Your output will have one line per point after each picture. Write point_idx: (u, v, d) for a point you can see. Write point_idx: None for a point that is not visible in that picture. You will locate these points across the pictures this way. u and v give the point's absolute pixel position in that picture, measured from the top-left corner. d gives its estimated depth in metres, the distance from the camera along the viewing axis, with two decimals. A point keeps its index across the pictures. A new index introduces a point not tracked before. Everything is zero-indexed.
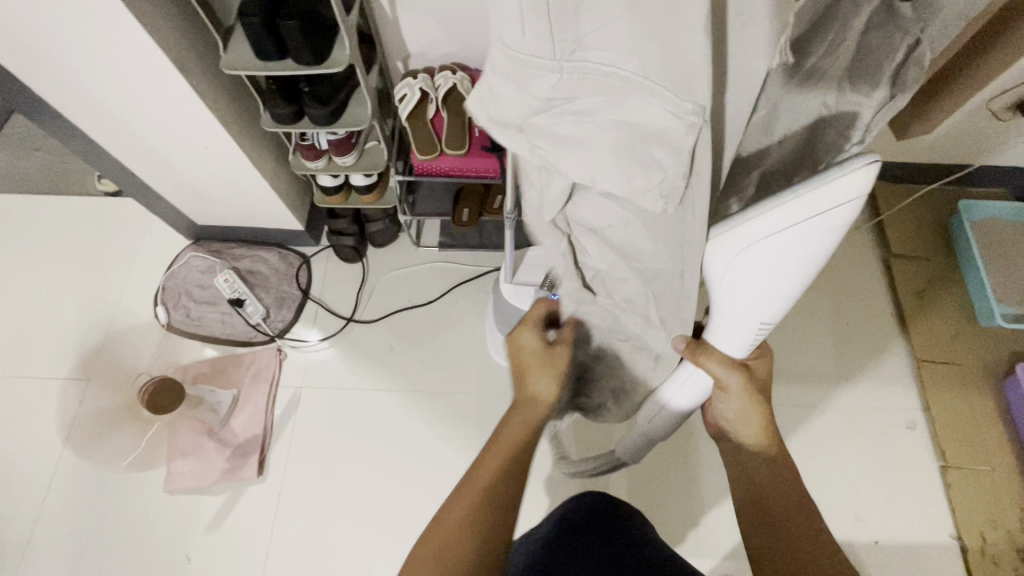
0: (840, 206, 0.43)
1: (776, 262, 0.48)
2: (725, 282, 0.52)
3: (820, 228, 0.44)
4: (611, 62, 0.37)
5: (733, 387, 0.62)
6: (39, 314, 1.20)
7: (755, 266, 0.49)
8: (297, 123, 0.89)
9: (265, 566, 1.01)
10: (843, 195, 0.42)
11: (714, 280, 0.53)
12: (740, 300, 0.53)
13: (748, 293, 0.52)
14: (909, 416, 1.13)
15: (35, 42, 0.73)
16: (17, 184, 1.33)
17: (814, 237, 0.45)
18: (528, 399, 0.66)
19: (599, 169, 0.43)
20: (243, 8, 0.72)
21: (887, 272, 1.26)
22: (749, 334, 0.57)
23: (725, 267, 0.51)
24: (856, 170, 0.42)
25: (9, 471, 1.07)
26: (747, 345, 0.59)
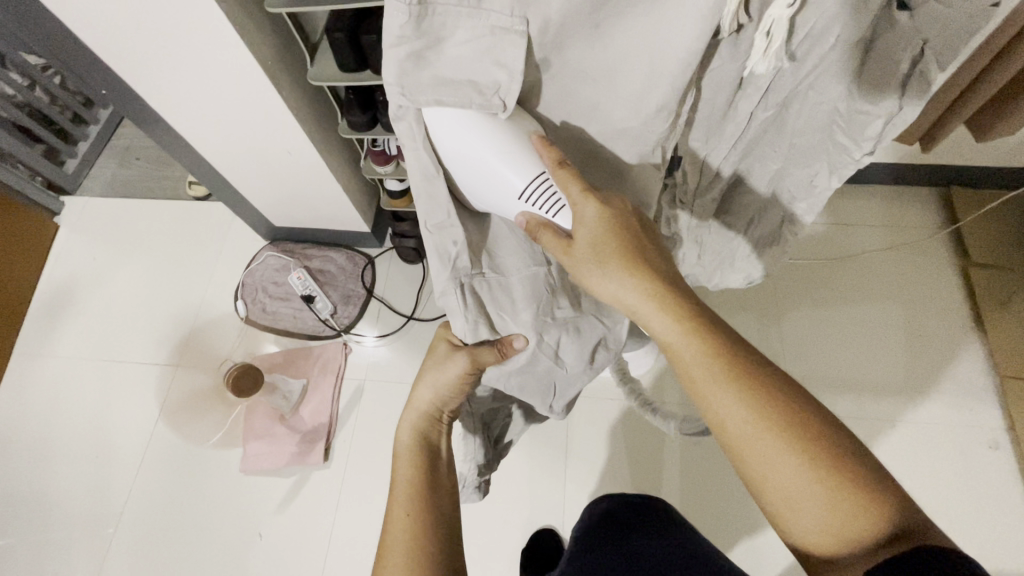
0: (444, 112, 0.49)
1: (479, 146, 0.50)
2: (457, 152, 0.51)
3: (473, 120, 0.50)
4: (456, 2, 0.43)
5: (614, 274, 0.51)
6: (137, 306, 1.33)
7: (456, 165, 0.53)
8: (371, 130, 0.96)
9: (330, 546, 1.07)
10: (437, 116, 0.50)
11: (460, 150, 0.51)
12: (482, 152, 0.51)
13: (473, 148, 0.50)
14: (991, 434, 1.06)
15: (152, 62, 0.83)
16: (121, 189, 1.48)
17: (473, 122, 0.50)
18: (416, 403, 0.70)
19: (449, 83, 0.47)
20: (331, 22, 0.78)
21: (965, 282, 1.19)
22: (514, 152, 0.51)
23: (447, 131, 0.50)
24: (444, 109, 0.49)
25: (110, 444, 1.19)
26: (532, 172, 0.52)
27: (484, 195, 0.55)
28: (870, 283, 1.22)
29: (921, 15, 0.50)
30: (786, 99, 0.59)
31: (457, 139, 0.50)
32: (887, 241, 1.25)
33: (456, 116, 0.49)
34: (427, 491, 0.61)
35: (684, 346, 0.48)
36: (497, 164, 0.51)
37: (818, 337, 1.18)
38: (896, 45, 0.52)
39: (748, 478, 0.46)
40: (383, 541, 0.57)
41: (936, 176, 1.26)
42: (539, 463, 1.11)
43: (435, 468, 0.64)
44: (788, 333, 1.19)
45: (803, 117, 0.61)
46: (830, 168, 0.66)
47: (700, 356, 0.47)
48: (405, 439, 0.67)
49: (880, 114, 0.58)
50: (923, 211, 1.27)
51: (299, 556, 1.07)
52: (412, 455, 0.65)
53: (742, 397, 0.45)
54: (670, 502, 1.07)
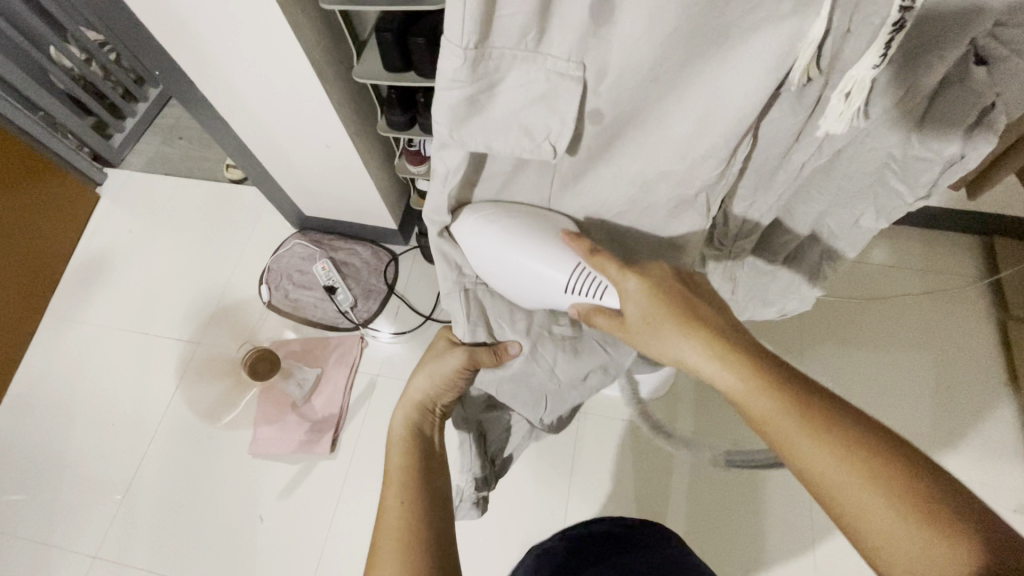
0: (475, 220, 0.61)
1: (518, 254, 0.60)
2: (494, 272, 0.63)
3: (501, 228, 0.60)
4: (512, 45, 0.42)
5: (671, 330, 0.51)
6: (165, 281, 1.36)
7: (495, 268, 0.63)
8: (409, 130, 0.97)
9: (327, 538, 1.07)
10: (469, 224, 0.61)
11: (493, 261, 0.62)
12: (518, 260, 0.61)
13: (506, 264, 0.62)
14: (1018, 499, 1.01)
15: (204, 46, 0.85)
16: (161, 166, 1.53)
17: (500, 232, 0.60)
18: (410, 393, 0.69)
19: (499, 127, 0.48)
20: (381, 23, 0.80)
21: (1003, 337, 1.15)
22: (541, 252, 0.60)
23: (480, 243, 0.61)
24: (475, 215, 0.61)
25: (127, 412, 1.21)
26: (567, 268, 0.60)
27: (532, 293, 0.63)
28: (901, 327, 1.18)
29: (1000, 73, 0.48)
30: (841, 151, 0.57)
31: (488, 240, 0.61)
32: (922, 285, 1.22)
33: (490, 233, 0.60)
34: (420, 482, 0.61)
35: (750, 399, 0.46)
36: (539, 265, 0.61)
37: (843, 377, 1.15)
38: (965, 96, 0.51)
39: (850, 535, 0.42)
40: (377, 529, 0.56)
41: (980, 224, 1.22)
42: (543, 480, 1.10)
43: (426, 458, 0.64)
44: (810, 370, 1.16)
45: (855, 166, 0.59)
46: (877, 212, 0.64)
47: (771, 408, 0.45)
48: (398, 428, 0.66)
49: (939, 161, 0.57)
50: (963, 258, 1.23)
51: (297, 544, 1.07)
52: (404, 446, 0.64)
53: (821, 440, 0.43)
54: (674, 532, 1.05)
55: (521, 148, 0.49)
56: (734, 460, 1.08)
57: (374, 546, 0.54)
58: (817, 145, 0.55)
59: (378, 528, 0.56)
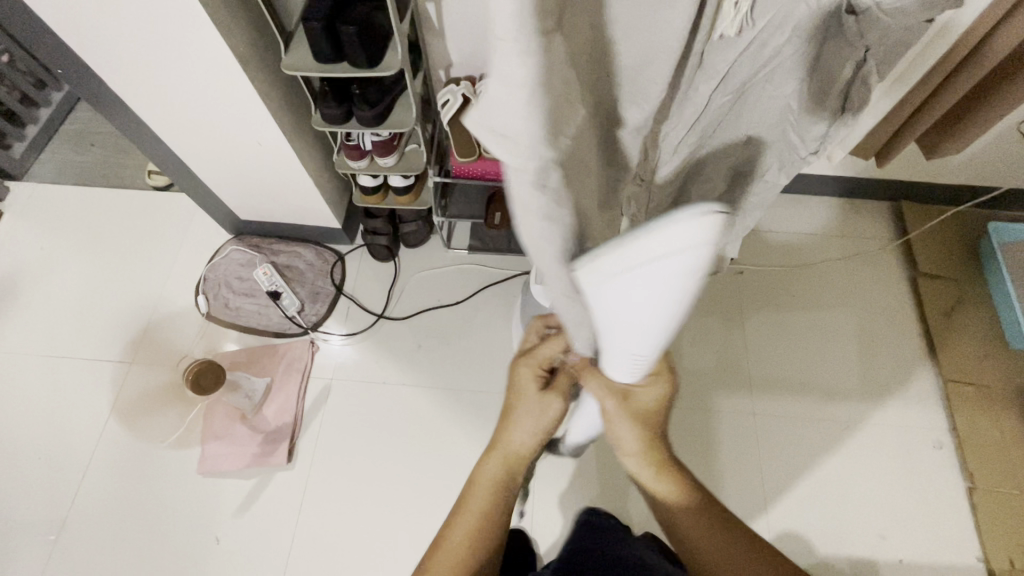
0: (689, 256, 0.35)
1: (637, 309, 0.39)
2: (625, 285, 0.37)
3: (670, 277, 0.36)
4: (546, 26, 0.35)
5: (611, 411, 0.58)
6: (88, 299, 1.26)
7: (614, 299, 0.39)
8: (345, 124, 0.94)
9: (291, 550, 1.04)
10: (688, 237, 0.34)
11: (628, 282, 0.37)
12: (624, 324, 0.42)
13: (628, 307, 0.40)
14: (936, 436, 1.12)
15: (112, 39, 0.79)
16: (72, 175, 1.41)
17: (671, 286, 0.37)
18: (505, 440, 0.64)
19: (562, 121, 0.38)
20: (307, 12, 0.78)
21: (915, 292, 1.26)
22: (648, 337, 0.44)
23: (639, 280, 0.37)
24: (694, 220, 0.34)
25: (55, 442, 1.12)
26: (631, 364, 0.50)
27: (619, 328, 0.43)
28: (827, 291, 1.27)
29: (865, 23, 0.53)
30: (744, 85, 0.58)
31: (642, 289, 0.38)
32: (844, 250, 1.32)
33: (655, 280, 0.37)
34: (495, 524, 0.60)
35: (651, 476, 0.60)
36: (656, 326, 0.42)
37: (779, 339, 1.23)
38: (842, 50, 0.55)
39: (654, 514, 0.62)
40: (430, 560, 0.58)
41: (890, 190, 1.34)
42: None
43: (507, 504, 0.62)
44: (750, 337, 1.23)
45: (754, 108, 0.61)
46: (779, 167, 0.69)
47: (655, 476, 0.60)
48: (488, 470, 0.62)
49: (821, 119, 0.61)
50: (877, 223, 1.34)
51: (259, 561, 1.03)
52: (492, 485, 0.62)
53: (652, 461, 0.60)
54: (637, 504, 1.08)
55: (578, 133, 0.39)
56: (687, 430, 1.13)
57: (435, 551, 0.59)
58: (720, 80, 0.55)
59: (444, 533, 0.60)
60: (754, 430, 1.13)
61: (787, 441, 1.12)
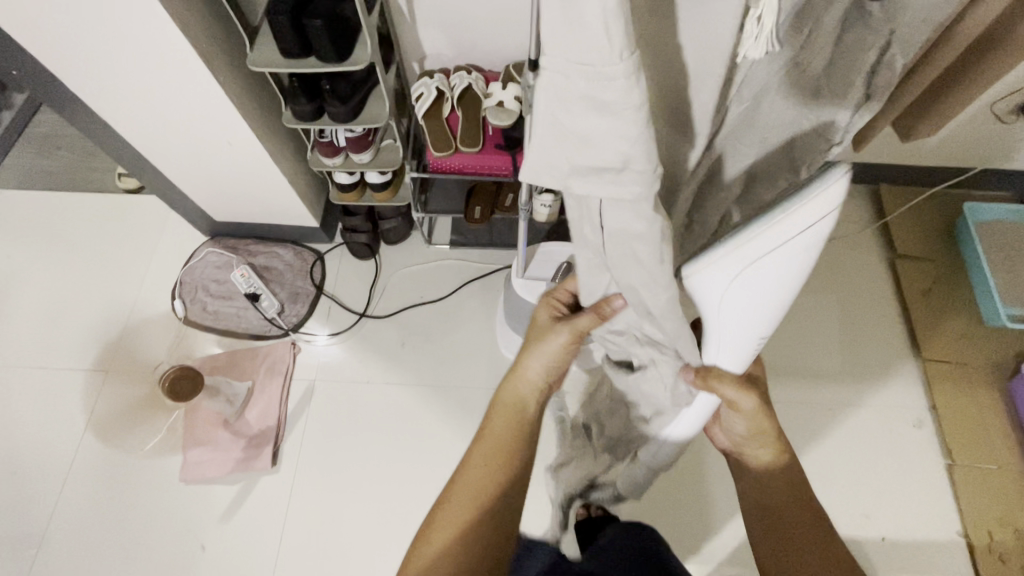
0: (820, 221, 0.45)
1: (764, 285, 0.49)
2: (756, 262, 0.47)
3: (797, 248, 0.46)
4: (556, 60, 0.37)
5: (746, 407, 0.62)
6: (60, 308, 1.23)
7: (749, 280, 0.49)
8: (317, 121, 0.91)
9: (279, 554, 1.03)
10: (821, 209, 0.44)
11: (758, 261, 0.47)
12: (746, 305, 0.52)
13: (755, 286, 0.50)
14: (917, 415, 1.13)
15: (68, 38, 0.76)
16: (38, 181, 1.36)
17: (797, 255, 0.47)
18: (521, 371, 0.69)
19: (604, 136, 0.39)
20: (271, 6, 0.75)
21: (894, 274, 1.28)
22: (763, 314, 0.53)
23: (771, 259, 0.47)
24: (826, 189, 0.44)
25: (31, 455, 1.09)
26: (747, 355, 0.58)
27: (735, 295, 0.51)
28: (808, 275, 1.28)
29: (892, 5, 0.44)
30: (760, 90, 0.50)
31: (770, 265, 0.48)
32: (824, 234, 1.32)
33: (783, 254, 0.47)
34: (512, 465, 0.63)
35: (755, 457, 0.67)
36: (780, 290, 0.50)
37: None
38: (861, 41, 0.47)
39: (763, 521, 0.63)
40: (455, 478, 0.62)
41: (867, 174, 1.35)
42: None
43: (526, 444, 0.65)
44: None
45: (775, 114, 0.51)
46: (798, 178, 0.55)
47: (774, 460, 0.66)
48: (508, 397, 0.68)
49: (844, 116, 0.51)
50: (856, 206, 1.35)
51: (246, 567, 1.02)
52: (509, 417, 0.66)
53: (768, 453, 0.66)
54: (626, 494, 1.08)
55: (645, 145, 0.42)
56: None
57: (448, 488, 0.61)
58: (737, 85, 0.49)
59: (462, 467, 0.63)
60: None
61: None
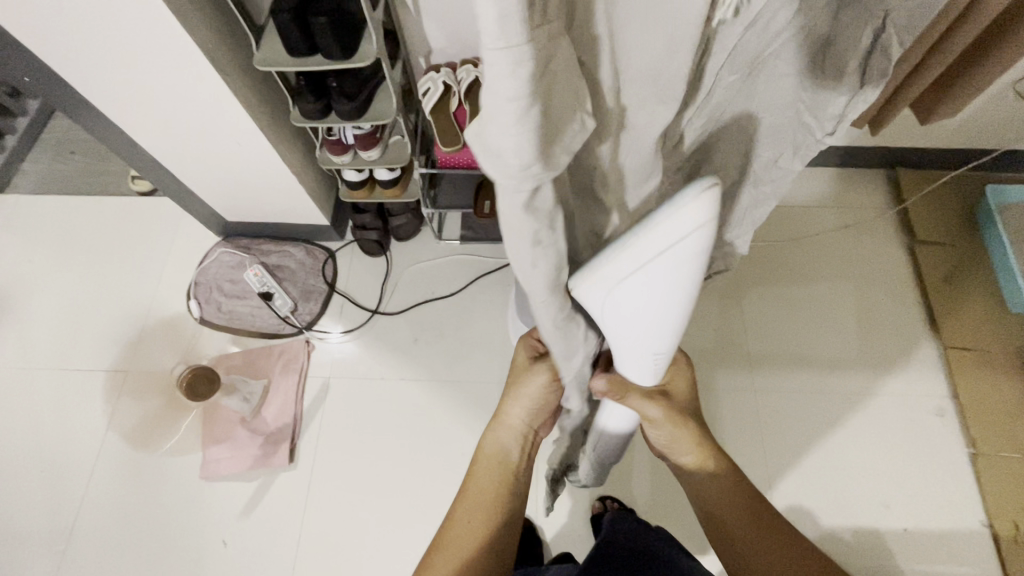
0: (686, 237, 0.39)
1: (651, 300, 0.44)
2: (627, 282, 0.43)
3: (675, 263, 0.41)
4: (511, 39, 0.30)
5: (657, 417, 0.63)
6: (79, 309, 1.25)
7: (632, 298, 0.45)
8: (325, 118, 0.91)
9: (298, 549, 1.04)
10: (687, 222, 0.38)
11: (629, 279, 0.43)
12: (632, 326, 0.49)
13: (641, 304, 0.45)
14: (938, 404, 1.11)
15: (77, 43, 0.76)
16: (55, 185, 1.39)
17: (674, 273, 0.42)
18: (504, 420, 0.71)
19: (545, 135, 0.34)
20: (276, 5, 0.75)
21: (913, 260, 1.25)
22: (662, 331, 0.49)
23: (644, 278, 0.42)
24: (692, 200, 0.38)
25: (57, 454, 1.12)
26: (653, 372, 0.56)
27: (616, 316, 0.48)
28: (824, 262, 1.26)
29: None
30: (749, 63, 0.46)
31: (650, 286, 0.43)
32: (840, 221, 1.30)
33: (657, 269, 0.41)
34: (501, 519, 0.63)
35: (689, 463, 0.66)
36: (666, 310, 0.46)
37: (778, 314, 1.22)
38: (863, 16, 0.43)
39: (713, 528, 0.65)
40: (443, 533, 0.62)
41: (885, 157, 1.32)
42: None
43: (511, 494, 0.66)
44: (749, 315, 1.22)
45: (770, 92, 0.49)
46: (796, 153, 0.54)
47: (702, 463, 0.65)
48: (490, 448, 0.70)
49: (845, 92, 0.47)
50: (873, 191, 1.32)
51: (267, 562, 1.03)
52: (494, 470, 0.67)
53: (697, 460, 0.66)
54: (641, 486, 1.08)
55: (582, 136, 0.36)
56: None
57: (435, 547, 0.60)
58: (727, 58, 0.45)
59: (448, 524, 0.63)
60: (756, 408, 1.13)
61: (789, 416, 1.12)
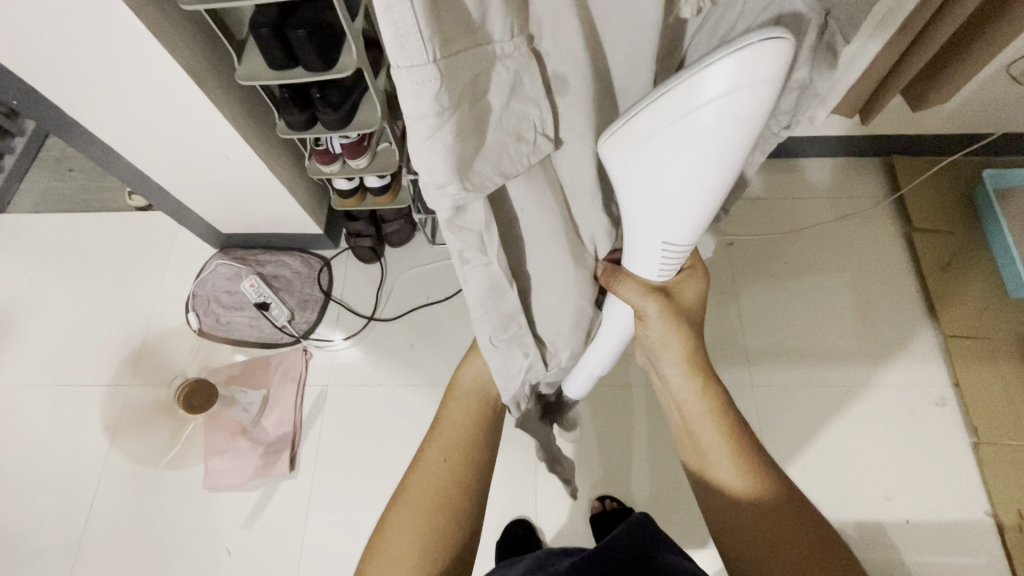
0: (743, 90, 0.35)
1: (683, 171, 0.41)
2: (664, 140, 0.39)
3: (726, 124, 0.37)
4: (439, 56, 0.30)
5: (652, 315, 0.60)
6: (80, 326, 1.27)
7: (664, 163, 0.41)
8: (311, 129, 0.92)
9: (301, 557, 1.05)
10: (751, 69, 0.34)
11: (672, 136, 0.39)
12: (658, 202, 0.45)
13: (673, 176, 0.42)
14: (939, 393, 1.10)
15: (64, 67, 0.77)
16: (53, 204, 1.40)
17: (723, 136, 0.38)
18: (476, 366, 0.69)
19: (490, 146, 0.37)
20: (255, 20, 0.76)
21: (910, 248, 1.24)
22: (691, 215, 0.46)
23: (690, 140, 0.38)
24: (762, 45, 0.34)
25: (63, 469, 1.14)
26: (662, 268, 0.54)
27: (640, 184, 0.45)
28: (820, 256, 1.25)
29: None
30: None
31: (691, 149, 0.39)
32: (836, 212, 1.28)
33: (708, 129, 0.37)
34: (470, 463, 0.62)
35: (709, 434, 0.60)
36: (694, 190, 0.43)
37: (775, 308, 1.21)
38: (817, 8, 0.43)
39: (734, 521, 0.55)
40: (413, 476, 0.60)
41: (879, 146, 1.30)
42: (512, 457, 1.11)
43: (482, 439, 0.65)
44: (747, 308, 1.21)
45: None
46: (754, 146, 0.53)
47: (739, 465, 0.57)
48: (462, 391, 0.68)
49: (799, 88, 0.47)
50: (869, 179, 1.31)
51: (270, 570, 1.04)
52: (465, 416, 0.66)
53: (723, 439, 0.59)
54: (641, 484, 1.08)
55: (522, 161, 0.40)
56: None
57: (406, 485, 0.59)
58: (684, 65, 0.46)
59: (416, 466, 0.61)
60: (755, 404, 1.12)
61: (787, 409, 1.11)
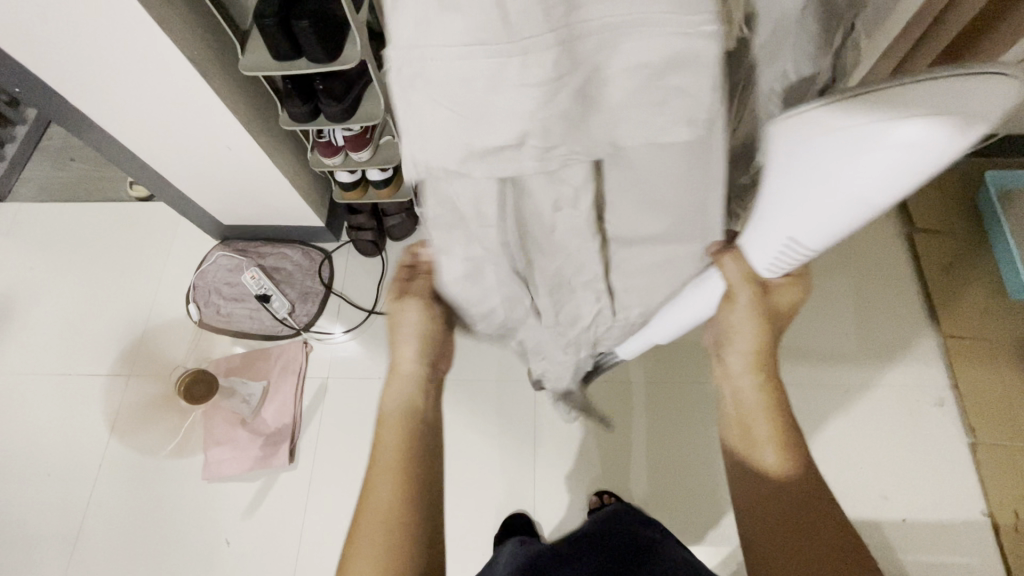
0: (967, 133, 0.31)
1: (848, 193, 0.37)
2: (855, 157, 0.34)
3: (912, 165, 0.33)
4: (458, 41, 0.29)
5: (742, 299, 0.52)
6: (80, 315, 1.27)
7: (833, 178, 0.36)
8: (314, 121, 0.92)
9: (299, 548, 1.06)
10: (981, 115, 0.31)
11: (860, 158, 0.34)
12: (799, 209, 0.40)
13: (834, 195, 0.37)
14: (938, 394, 1.10)
15: (67, 55, 0.77)
16: (54, 193, 1.40)
17: (906, 176, 0.34)
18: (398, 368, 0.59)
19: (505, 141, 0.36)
20: (258, 9, 0.76)
21: (911, 249, 1.24)
22: (824, 233, 0.42)
23: (877, 173, 0.34)
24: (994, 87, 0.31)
25: (63, 457, 1.14)
26: (770, 268, 0.49)
27: (797, 183, 0.39)
28: (820, 256, 1.25)
29: None
30: None
31: (871, 180, 0.35)
32: None
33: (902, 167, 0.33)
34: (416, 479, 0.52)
35: (756, 419, 0.53)
36: (840, 213, 0.39)
37: None
38: None
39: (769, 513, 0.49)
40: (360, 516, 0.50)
41: None
42: (511, 452, 1.11)
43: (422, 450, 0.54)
44: None
45: None
46: None
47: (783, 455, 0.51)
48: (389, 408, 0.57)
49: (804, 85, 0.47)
50: None
51: (268, 560, 1.05)
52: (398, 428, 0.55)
53: (770, 426, 0.53)
54: (639, 480, 1.08)
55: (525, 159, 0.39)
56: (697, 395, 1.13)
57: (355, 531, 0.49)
58: None
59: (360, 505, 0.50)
60: None
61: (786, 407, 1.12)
